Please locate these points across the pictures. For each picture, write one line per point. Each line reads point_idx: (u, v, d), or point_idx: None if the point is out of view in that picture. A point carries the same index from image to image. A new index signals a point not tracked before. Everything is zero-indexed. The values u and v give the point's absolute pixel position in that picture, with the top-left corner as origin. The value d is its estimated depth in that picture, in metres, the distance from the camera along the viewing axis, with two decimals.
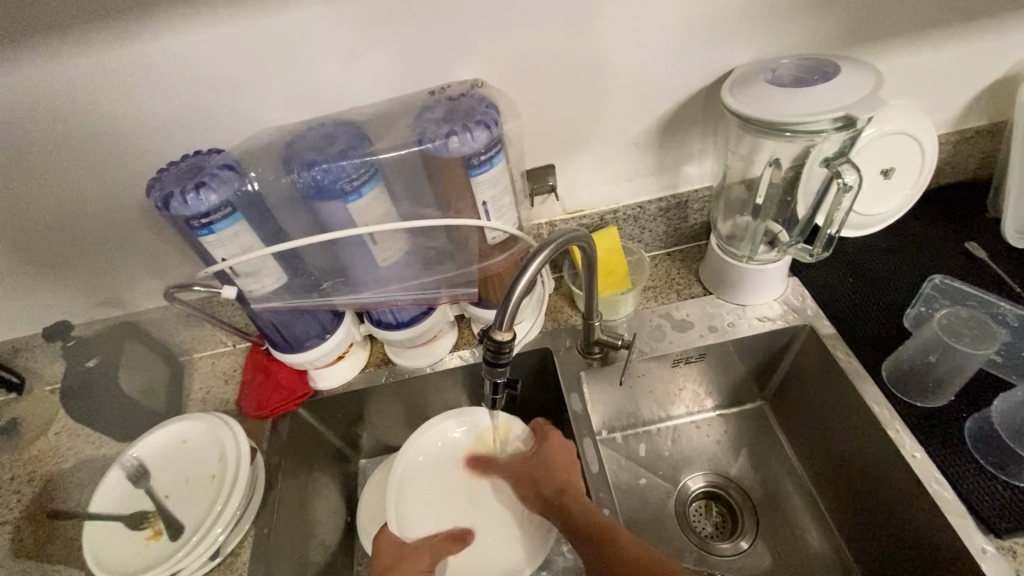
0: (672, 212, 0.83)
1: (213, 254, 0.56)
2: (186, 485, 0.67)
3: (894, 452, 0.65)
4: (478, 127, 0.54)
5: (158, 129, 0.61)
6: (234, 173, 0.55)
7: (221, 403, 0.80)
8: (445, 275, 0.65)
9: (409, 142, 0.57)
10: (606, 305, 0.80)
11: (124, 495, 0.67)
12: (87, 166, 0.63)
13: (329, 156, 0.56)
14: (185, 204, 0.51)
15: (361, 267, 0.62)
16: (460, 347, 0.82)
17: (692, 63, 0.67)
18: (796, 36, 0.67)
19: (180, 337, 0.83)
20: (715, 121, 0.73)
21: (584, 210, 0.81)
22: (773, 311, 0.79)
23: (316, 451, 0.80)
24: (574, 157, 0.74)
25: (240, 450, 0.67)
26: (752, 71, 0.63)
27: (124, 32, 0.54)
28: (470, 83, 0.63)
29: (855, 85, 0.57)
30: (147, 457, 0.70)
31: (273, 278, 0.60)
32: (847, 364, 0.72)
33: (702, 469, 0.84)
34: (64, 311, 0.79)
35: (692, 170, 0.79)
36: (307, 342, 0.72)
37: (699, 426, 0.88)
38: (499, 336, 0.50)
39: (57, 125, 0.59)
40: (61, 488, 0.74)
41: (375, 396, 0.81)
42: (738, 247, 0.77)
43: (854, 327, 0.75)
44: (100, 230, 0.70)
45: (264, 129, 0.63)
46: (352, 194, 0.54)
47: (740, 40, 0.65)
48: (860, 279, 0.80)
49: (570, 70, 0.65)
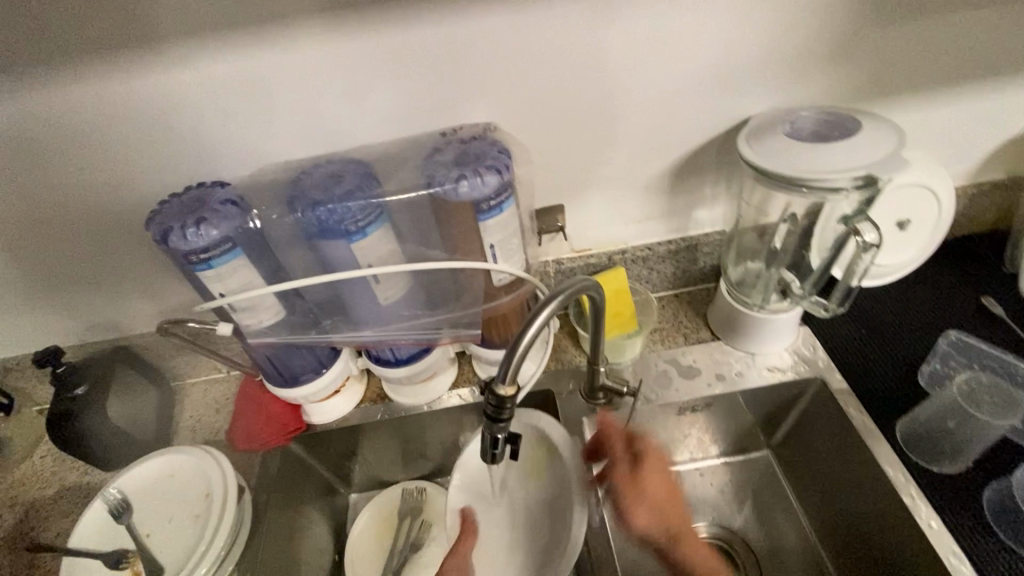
0: (681, 254, 0.81)
1: (210, 289, 0.54)
2: (169, 524, 0.65)
3: (907, 518, 0.63)
4: (488, 172, 0.53)
5: (164, 160, 0.61)
6: (237, 208, 0.54)
7: (212, 433, 0.78)
8: (449, 315, 0.64)
9: (417, 184, 0.56)
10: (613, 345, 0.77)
11: (106, 530, 0.65)
12: (89, 192, 0.62)
13: (334, 196, 0.54)
14: (185, 239, 0.50)
15: (361, 307, 0.60)
16: (460, 385, 0.80)
17: (708, 111, 0.66)
18: (813, 89, 0.66)
19: (173, 363, 0.81)
20: (729, 167, 0.72)
21: (592, 250, 0.79)
22: (784, 361, 0.77)
23: (307, 487, 0.78)
24: (584, 199, 0.73)
25: (227, 487, 0.65)
26: (768, 123, 0.62)
27: (135, 65, 0.53)
28: (482, 126, 0.62)
29: (875, 144, 0.56)
30: (131, 491, 0.67)
31: (270, 315, 0.58)
32: (860, 421, 0.69)
33: (705, 520, 0.81)
34: (57, 333, 0.77)
35: (703, 214, 0.77)
36: (302, 377, 0.70)
37: (703, 473, 0.85)
38: (502, 391, 0.48)
39: (61, 151, 0.59)
40: (43, 516, 0.72)
41: (370, 432, 0.79)
42: (749, 294, 0.75)
43: (866, 383, 0.73)
44: (99, 256, 0.69)
45: (271, 163, 0.62)
46: (357, 235, 0.53)
47: (756, 90, 0.65)
48: (873, 331, 0.78)
49: (583, 114, 0.64)
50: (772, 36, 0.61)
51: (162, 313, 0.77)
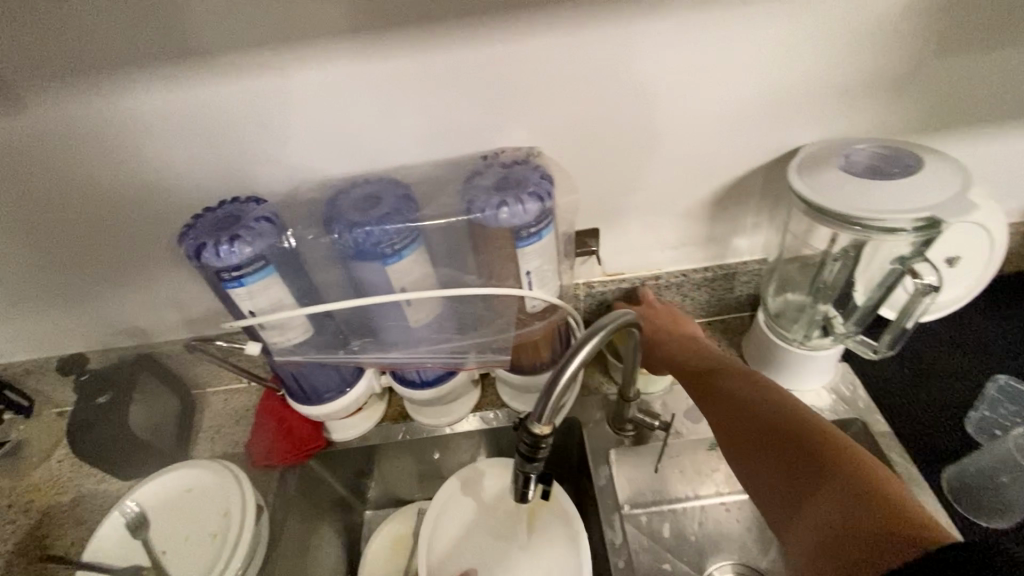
0: (717, 282, 0.78)
1: (240, 306, 0.53)
2: (186, 542, 0.64)
3: None
4: (530, 199, 0.51)
5: (199, 171, 0.60)
6: (272, 226, 0.53)
7: (230, 445, 0.77)
8: (479, 340, 0.62)
9: (456, 208, 0.55)
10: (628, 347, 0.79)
11: (122, 544, 0.64)
12: (124, 201, 0.62)
13: (372, 217, 0.53)
14: (218, 256, 0.49)
15: (392, 329, 0.59)
16: (483, 407, 0.78)
17: (756, 140, 0.64)
18: (868, 120, 0.63)
19: (195, 372, 0.81)
20: (773, 197, 0.70)
21: (624, 274, 0.77)
22: (822, 400, 0.73)
23: (321, 504, 0.76)
24: (621, 223, 0.71)
25: (246, 507, 0.63)
26: (822, 154, 0.60)
27: (178, 78, 0.53)
28: (524, 150, 0.60)
29: (938, 184, 0.53)
30: (149, 504, 0.66)
31: (299, 334, 0.57)
32: (903, 468, 0.66)
33: (730, 559, 0.79)
34: (82, 337, 0.77)
35: (743, 242, 0.75)
36: (326, 395, 0.68)
37: (729, 508, 0.81)
38: (538, 430, 0.46)
39: (99, 159, 0.58)
40: (58, 523, 0.71)
41: (390, 451, 0.77)
42: (789, 329, 0.71)
43: (908, 427, 0.70)
44: (129, 263, 0.68)
45: (307, 179, 0.61)
46: (392, 258, 0.52)
47: (808, 121, 0.62)
48: (916, 371, 0.75)
49: (627, 138, 0.62)
50: (830, 66, 0.58)
51: (188, 321, 0.76)
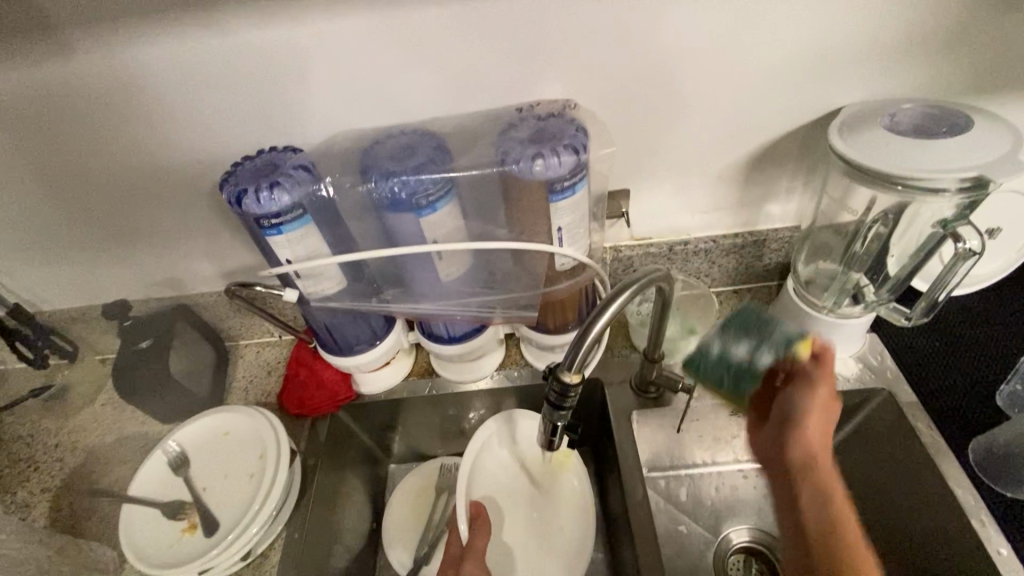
0: (746, 250, 0.77)
1: (278, 254, 0.55)
2: (224, 481, 0.67)
3: (976, 543, 0.60)
4: (566, 151, 0.50)
5: (237, 121, 0.61)
6: (309, 175, 0.54)
7: (263, 394, 0.80)
8: (507, 297, 0.63)
9: (490, 160, 0.54)
10: (750, 327, 0.56)
11: (164, 481, 0.67)
12: (163, 151, 0.63)
13: (407, 168, 0.53)
14: (259, 203, 0.50)
15: (423, 282, 0.60)
16: (506, 367, 0.79)
17: (798, 99, 0.62)
18: (917, 80, 0.61)
19: (229, 323, 0.83)
20: (810, 161, 0.68)
21: (652, 238, 0.76)
22: (848, 368, 0.73)
23: (349, 455, 0.79)
24: (653, 185, 0.70)
25: (281, 449, 0.66)
26: (865, 114, 0.58)
27: (221, 25, 0.53)
28: (561, 103, 0.60)
29: (987, 145, 0.51)
30: (189, 445, 0.70)
31: (334, 283, 0.59)
32: (929, 438, 0.66)
33: (746, 522, 0.80)
34: (123, 287, 0.79)
35: (775, 208, 0.74)
36: (356, 347, 0.70)
37: (746, 475, 0.83)
38: (567, 379, 0.47)
39: (139, 107, 0.59)
40: (102, 461, 0.75)
41: (415, 406, 0.80)
42: (819, 297, 0.71)
43: (936, 398, 0.69)
44: (169, 214, 0.70)
45: (343, 131, 0.62)
46: (426, 209, 0.52)
47: (855, 78, 0.60)
48: (948, 344, 0.74)
49: (665, 94, 0.61)
50: (882, 20, 0.56)
51: (223, 274, 0.79)
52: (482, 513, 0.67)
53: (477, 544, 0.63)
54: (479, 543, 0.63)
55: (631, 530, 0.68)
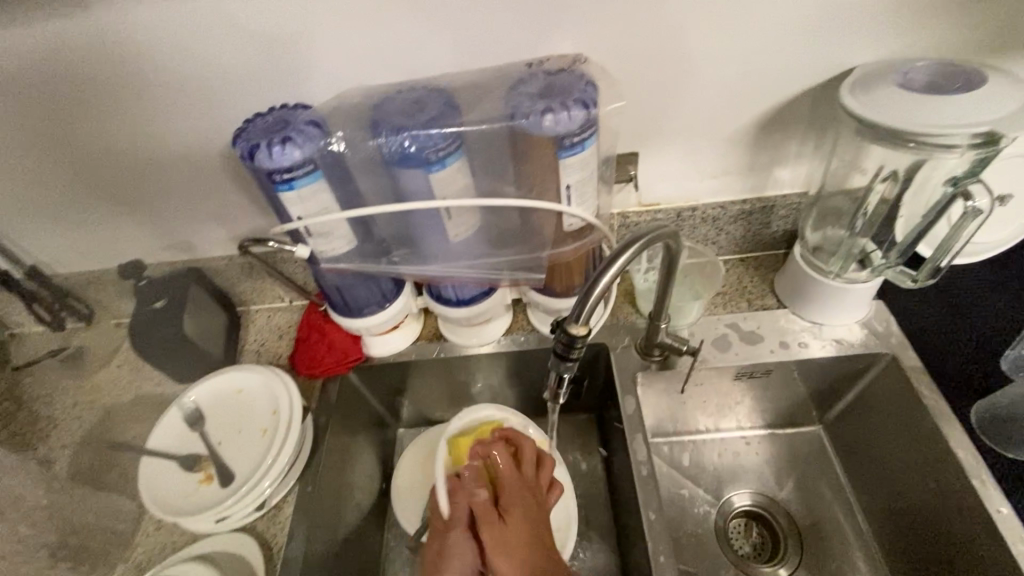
0: (754, 216, 0.78)
1: (289, 210, 0.55)
2: (239, 436, 0.69)
3: (976, 501, 0.61)
4: (575, 106, 0.50)
5: (247, 78, 0.61)
6: (320, 130, 0.54)
7: (275, 356, 0.82)
8: (514, 258, 0.64)
9: (499, 115, 0.55)
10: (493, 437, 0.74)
11: (181, 436, 0.69)
12: (175, 109, 0.64)
13: (418, 122, 0.53)
14: (271, 156, 0.51)
15: (431, 241, 0.61)
16: (513, 331, 0.80)
17: (811, 57, 0.61)
18: (933, 37, 0.60)
19: (241, 288, 0.85)
20: (821, 123, 0.68)
21: (660, 204, 0.76)
22: (853, 334, 0.74)
23: (359, 416, 0.81)
24: (662, 148, 0.70)
25: (293, 406, 0.68)
26: (878, 73, 0.58)
27: None
28: (571, 58, 0.59)
29: (1001, 100, 0.51)
30: (204, 402, 0.72)
31: (344, 242, 0.60)
32: (932, 401, 0.67)
33: (749, 487, 0.81)
34: (137, 250, 0.81)
35: (784, 174, 0.74)
36: (366, 308, 0.71)
37: (748, 442, 0.84)
38: (574, 330, 0.48)
39: (152, 64, 0.60)
40: (119, 419, 0.77)
41: (424, 369, 0.81)
42: (826, 262, 0.71)
43: (941, 363, 0.70)
44: (181, 176, 0.71)
45: (353, 89, 0.62)
46: (436, 165, 0.53)
47: (869, 35, 0.59)
48: (953, 311, 0.74)
49: (676, 51, 0.60)
50: None
51: (235, 238, 0.80)
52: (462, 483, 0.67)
53: (459, 513, 0.64)
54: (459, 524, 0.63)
55: (634, 490, 0.69)
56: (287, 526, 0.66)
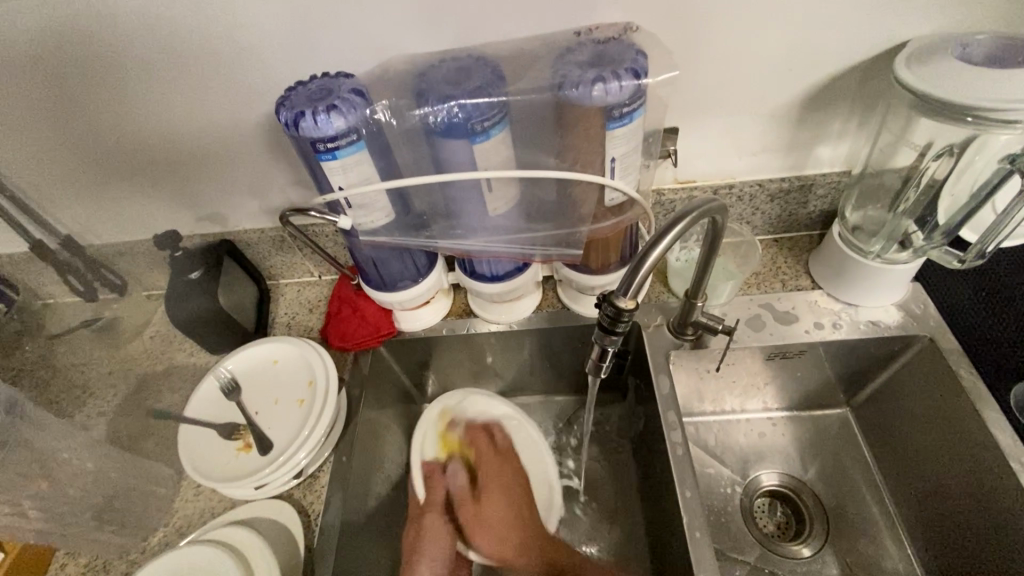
0: (792, 195, 0.76)
1: (330, 180, 0.55)
2: (276, 406, 0.70)
3: (1014, 484, 0.60)
4: (626, 76, 0.49)
5: (287, 45, 0.60)
6: (363, 99, 0.53)
7: (306, 329, 0.82)
8: (551, 233, 0.64)
9: (546, 85, 0.54)
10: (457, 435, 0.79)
11: (218, 406, 0.70)
12: (211, 78, 0.63)
13: (464, 91, 0.53)
14: (316, 125, 0.50)
15: (470, 214, 0.61)
16: (543, 308, 0.80)
17: (865, 30, 0.59)
18: (995, 8, 0.58)
19: (272, 261, 0.85)
20: (869, 99, 0.66)
21: (697, 182, 0.75)
22: (888, 317, 0.73)
23: (389, 390, 0.81)
24: (703, 122, 0.69)
25: (329, 377, 0.69)
26: (934, 47, 0.56)
27: None
28: (620, 26, 0.58)
29: None
30: (240, 372, 0.73)
31: (383, 214, 0.59)
32: (971, 384, 0.66)
33: (775, 468, 0.81)
34: (168, 221, 0.81)
35: (825, 151, 0.73)
36: (399, 283, 0.72)
37: (774, 423, 0.84)
38: (621, 304, 0.47)
39: (191, 31, 0.59)
40: (155, 388, 0.78)
41: (453, 345, 0.81)
42: (866, 242, 0.70)
43: (980, 347, 0.69)
44: (215, 146, 0.71)
45: (395, 58, 0.61)
46: (481, 135, 0.52)
47: (929, 6, 0.57)
48: (992, 295, 0.74)
49: (727, 20, 0.58)
50: None
51: (267, 211, 0.80)
52: (434, 470, 0.72)
53: (436, 498, 0.69)
54: (434, 517, 0.68)
55: (666, 468, 0.69)
56: (323, 496, 0.67)
